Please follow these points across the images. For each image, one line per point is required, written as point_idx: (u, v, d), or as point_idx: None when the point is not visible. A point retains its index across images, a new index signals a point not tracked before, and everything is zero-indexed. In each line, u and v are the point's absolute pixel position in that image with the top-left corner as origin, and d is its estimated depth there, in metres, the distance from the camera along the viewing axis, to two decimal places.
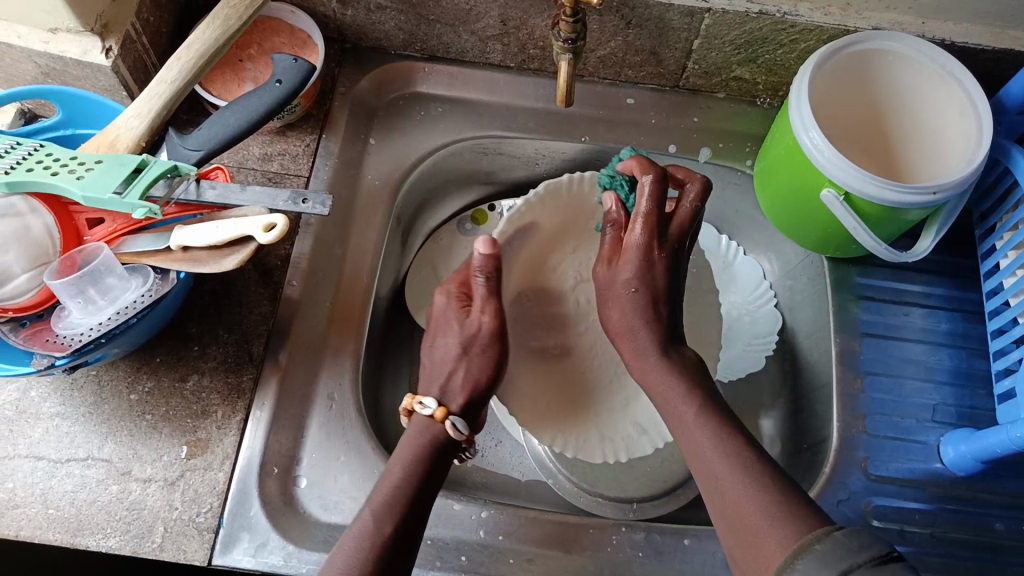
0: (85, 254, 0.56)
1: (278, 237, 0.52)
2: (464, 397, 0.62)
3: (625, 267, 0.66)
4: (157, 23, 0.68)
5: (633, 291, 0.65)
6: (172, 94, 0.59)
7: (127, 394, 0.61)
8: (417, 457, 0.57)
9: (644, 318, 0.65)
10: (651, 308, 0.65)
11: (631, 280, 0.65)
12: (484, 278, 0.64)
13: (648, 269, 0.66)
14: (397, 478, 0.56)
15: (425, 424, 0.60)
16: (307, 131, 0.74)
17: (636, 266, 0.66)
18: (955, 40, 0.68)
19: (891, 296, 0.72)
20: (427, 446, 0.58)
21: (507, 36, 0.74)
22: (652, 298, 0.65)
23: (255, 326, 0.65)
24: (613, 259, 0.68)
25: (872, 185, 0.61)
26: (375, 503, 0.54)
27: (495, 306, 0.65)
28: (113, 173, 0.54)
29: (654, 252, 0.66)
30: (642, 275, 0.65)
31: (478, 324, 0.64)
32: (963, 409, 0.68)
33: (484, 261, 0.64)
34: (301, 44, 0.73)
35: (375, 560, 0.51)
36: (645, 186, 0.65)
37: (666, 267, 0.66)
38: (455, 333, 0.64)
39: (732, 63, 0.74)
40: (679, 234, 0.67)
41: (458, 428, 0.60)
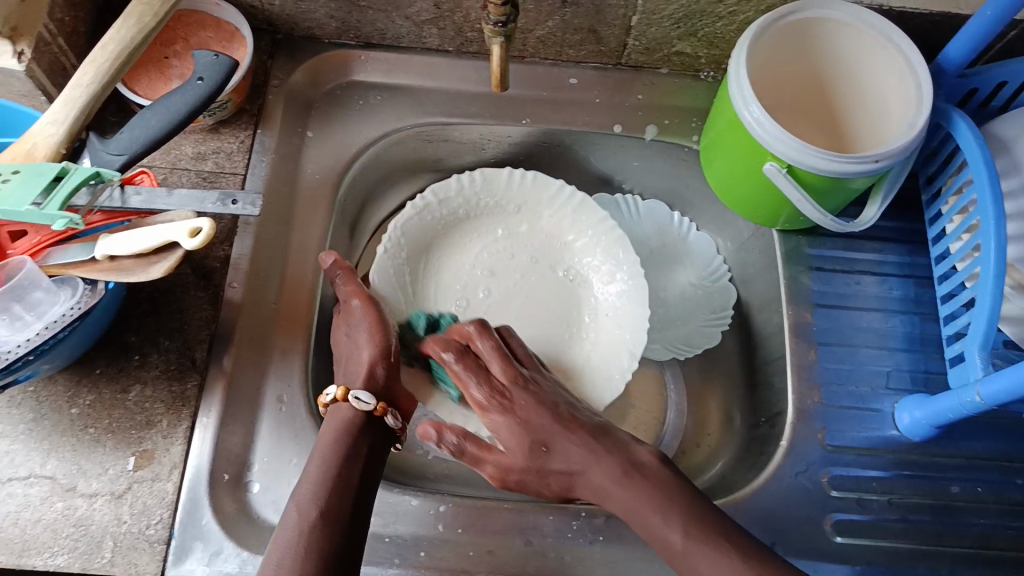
0: (8, 269, 0.54)
1: (203, 241, 0.50)
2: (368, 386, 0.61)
3: (506, 442, 0.59)
4: (74, 23, 0.65)
5: (530, 462, 0.58)
6: (92, 97, 0.57)
7: (67, 409, 0.60)
8: (332, 443, 0.56)
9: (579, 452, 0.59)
10: (573, 441, 0.59)
11: (530, 440, 0.59)
12: (336, 273, 0.64)
13: (511, 434, 0.59)
14: (316, 472, 0.54)
15: (334, 411, 0.59)
16: (240, 127, 0.71)
17: (509, 440, 0.59)
18: (894, 5, 0.67)
19: (842, 265, 0.72)
20: (340, 435, 0.57)
21: (442, 20, 0.72)
22: (544, 443, 0.59)
23: (196, 331, 0.64)
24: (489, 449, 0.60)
25: (811, 157, 0.61)
26: (296, 495, 0.53)
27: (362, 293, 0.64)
28: (31, 184, 0.52)
29: (534, 445, 0.59)
30: (519, 434, 0.59)
31: (352, 310, 0.64)
32: (917, 374, 0.69)
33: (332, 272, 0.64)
34: (229, 38, 0.71)
35: (306, 550, 0.49)
36: (482, 342, 0.63)
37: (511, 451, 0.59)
38: (342, 324, 0.64)
39: (672, 38, 0.73)
40: (508, 379, 0.61)
41: (362, 400, 0.58)
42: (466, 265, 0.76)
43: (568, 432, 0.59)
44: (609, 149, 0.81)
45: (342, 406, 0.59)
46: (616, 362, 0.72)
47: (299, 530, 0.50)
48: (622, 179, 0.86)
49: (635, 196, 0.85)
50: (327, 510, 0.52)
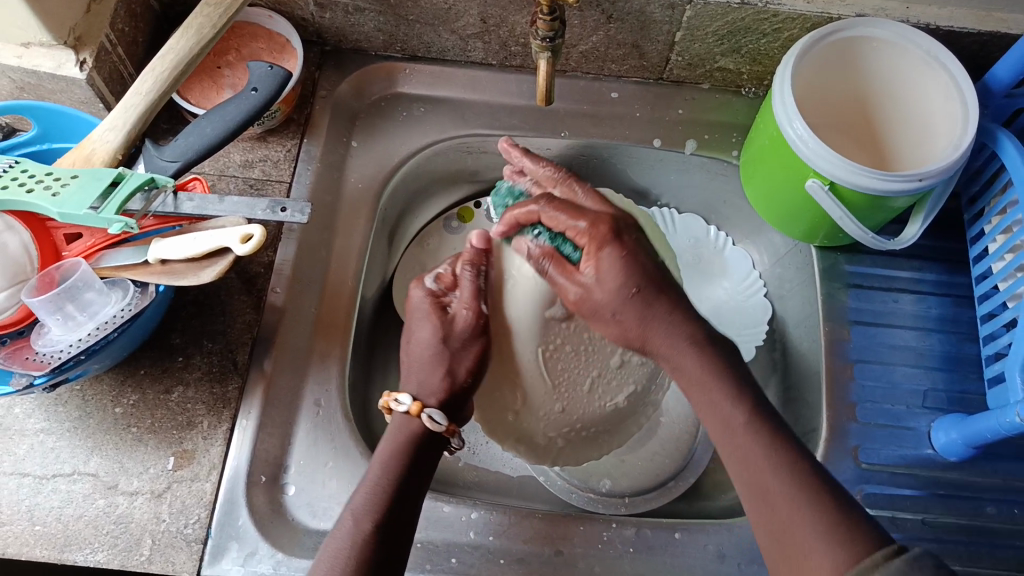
0: (63, 270, 0.56)
1: (255, 246, 0.52)
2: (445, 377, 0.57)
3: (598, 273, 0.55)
4: (132, 33, 0.67)
5: (636, 293, 0.55)
6: (149, 105, 0.59)
7: (111, 408, 0.61)
8: (398, 453, 0.54)
9: (646, 307, 0.55)
10: (653, 297, 0.55)
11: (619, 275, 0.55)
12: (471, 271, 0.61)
13: (630, 268, 0.55)
14: (374, 478, 0.53)
15: (403, 421, 0.56)
16: (288, 136, 0.73)
17: (593, 268, 0.56)
18: (940, 24, 0.67)
19: (880, 282, 0.72)
20: (399, 443, 0.55)
21: (488, 34, 0.73)
22: (635, 286, 0.55)
23: (239, 335, 0.65)
24: (574, 276, 0.57)
25: (854, 174, 0.61)
26: (352, 503, 0.52)
27: (481, 304, 0.60)
28: (88, 188, 0.54)
29: (622, 239, 0.56)
30: (624, 267, 0.55)
31: (458, 319, 0.59)
32: (953, 394, 0.68)
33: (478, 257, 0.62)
34: (279, 49, 0.73)
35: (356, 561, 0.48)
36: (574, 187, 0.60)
37: (637, 244, 0.57)
38: (429, 326, 0.59)
39: (715, 54, 0.74)
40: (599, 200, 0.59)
41: (435, 420, 0.55)
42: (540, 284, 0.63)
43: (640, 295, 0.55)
44: (647, 163, 0.82)
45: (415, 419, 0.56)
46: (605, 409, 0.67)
47: (353, 538, 0.49)
48: (659, 194, 0.86)
49: (671, 210, 0.84)
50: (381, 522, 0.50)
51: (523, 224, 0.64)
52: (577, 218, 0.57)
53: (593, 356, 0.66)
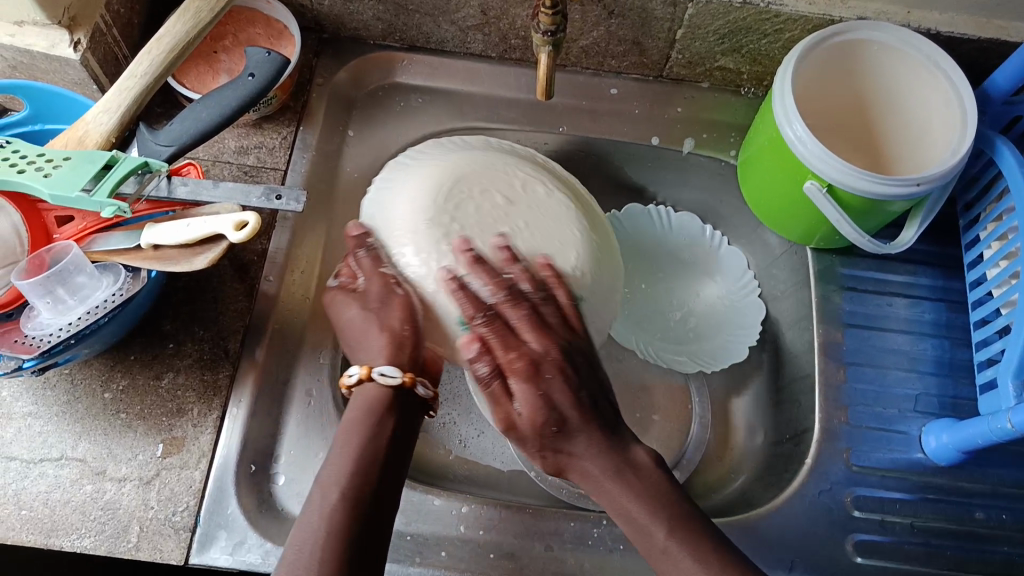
0: (54, 253, 0.55)
1: (250, 235, 0.51)
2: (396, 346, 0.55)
3: (524, 392, 0.52)
4: (128, 14, 0.66)
5: (535, 368, 0.53)
6: (144, 88, 0.58)
7: (101, 393, 0.61)
8: (361, 422, 0.52)
9: (559, 384, 0.53)
10: (552, 378, 0.53)
11: (541, 388, 0.52)
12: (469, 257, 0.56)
13: (545, 401, 0.52)
14: (345, 447, 0.51)
15: (360, 392, 0.54)
16: (283, 124, 0.72)
17: (532, 336, 0.54)
18: (941, 30, 0.68)
19: (874, 286, 0.72)
20: (364, 415, 0.53)
21: (488, 26, 0.72)
22: (556, 419, 0.52)
23: (231, 322, 0.64)
24: (502, 352, 0.53)
25: (854, 177, 0.61)
26: (322, 475, 0.50)
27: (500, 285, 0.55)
28: (80, 170, 0.53)
29: (542, 373, 0.53)
30: (542, 403, 0.52)
31: (474, 295, 0.55)
32: (945, 398, 0.68)
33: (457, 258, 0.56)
34: (277, 35, 0.72)
35: (332, 540, 0.46)
36: (478, 270, 0.55)
37: (567, 386, 0.53)
38: (351, 306, 0.57)
39: (715, 53, 0.74)
40: (574, 312, 0.57)
41: (423, 389, 0.55)
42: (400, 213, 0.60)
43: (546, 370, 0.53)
44: (644, 161, 0.81)
45: (368, 384, 0.54)
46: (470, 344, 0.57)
47: (323, 513, 0.47)
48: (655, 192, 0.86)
49: (667, 208, 0.82)
50: (350, 492, 0.49)
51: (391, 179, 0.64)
52: (501, 289, 0.55)
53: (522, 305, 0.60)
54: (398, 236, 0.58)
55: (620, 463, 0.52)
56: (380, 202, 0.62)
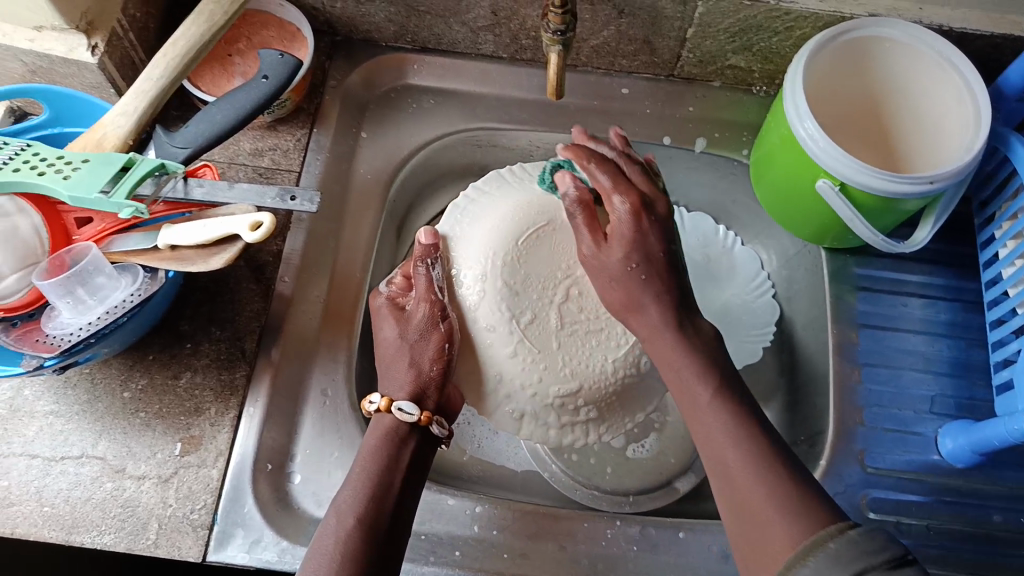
0: (74, 253, 0.56)
1: (264, 234, 0.52)
2: (414, 375, 0.57)
3: (610, 246, 0.57)
4: (144, 19, 0.67)
5: (644, 278, 0.56)
6: (160, 90, 0.59)
7: (120, 392, 0.62)
8: (376, 451, 0.54)
9: (647, 289, 0.56)
10: (657, 273, 0.57)
11: (642, 252, 0.56)
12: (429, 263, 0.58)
13: (653, 261, 0.57)
14: (356, 474, 0.53)
15: (376, 419, 0.56)
16: (298, 126, 0.73)
17: (618, 241, 0.57)
18: (954, 26, 0.68)
19: (889, 286, 0.73)
20: (380, 445, 0.55)
21: (499, 27, 0.73)
22: (637, 263, 0.56)
23: (247, 322, 0.65)
24: (599, 240, 0.57)
25: (877, 179, 0.61)
26: (336, 500, 0.52)
27: (435, 295, 0.58)
28: (99, 172, 0.54)
29: (650, 214, 0.58)
30: (637, 246, 0.56)
31: (415, 314, 0.58)
32: (961, 400, 0.69)
33: (427, 253, 0.58)
34: (290, 38, 0.73)
35: (345, 558, 0.49)
36: (590, 167, 0.59)
37: (660, 232, 0.58)
38: (392, 325, 0.59)
39: (726, 51, 0.74)
40: (655, 199, 0.60)
41: (406, 411, 0.55)
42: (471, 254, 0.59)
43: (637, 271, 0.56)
44: (656, 160, 0.82)
45: (388, 416, 0.56)
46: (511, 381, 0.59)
47: (338, 536, 0.49)
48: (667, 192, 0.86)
49: (680, 209, 0.84)
50: (364, 516, 0.51)
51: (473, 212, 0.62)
52: (613, 193, 0.58)
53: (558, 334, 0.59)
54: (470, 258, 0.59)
55: (683, 321, 0.57)
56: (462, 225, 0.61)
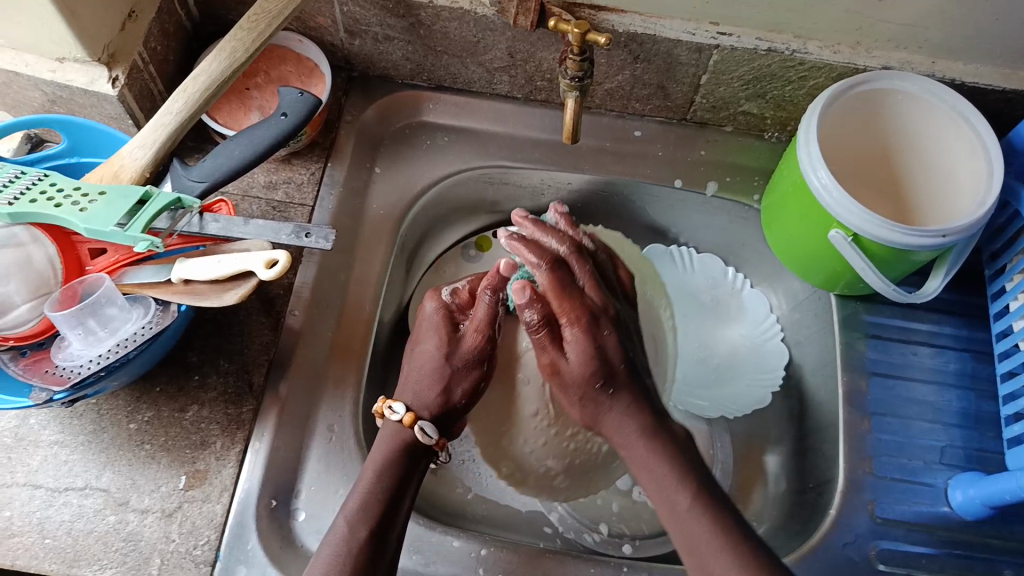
0: (86, 285, 0.56)
1: (280, 272, 0.52)
2: (443, 400, 0.60)
3: (574, 353, 0.58)
4: (164, 52, 0.68)
5: (600, 386, 0.58)
6: (180, 124, 0.59)
7: (126, 424, 0.61)
8: (386, 464, 0.57)
9: (607, 395, 0.59)
10: (620, 384, 0.59)
11: (592, 363, 0.58)
12: (489, 294, 0.61)
13: (596, 405, 0.59)
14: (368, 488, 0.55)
15: (396, 429, 0.59)
16: (313, 160, 0.74)
17: (572, 351, 0.58)
18: (965, 80, 0.69)
19: (898, 334, 0.73)
20: (397, 460, 0.57)
21: (515, 68, 0.74)
22: (601, 378, 0.58)
23: (256, 356, 0.65)
24: (563, 346, 0.59)
25: (899, 235, 0.61)
26: (348, 509, 0.54)
27: (489, 329, 0.61)
28: (115, 206, 0.54)
29: (600, 328, 0.59)
30: (594, 356, 0.58)
31: (465, 340, 0.61)
32: (970, 451, 0.69)
33: (502, 282, 0.60)
34: (308, 74, 0.74)
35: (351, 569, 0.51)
36: (575, 267, 0.62)
37: (618, 342, 0.60)
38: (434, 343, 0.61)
39: (739, 98, 0.75)
40: (602, 304, 0.61)
41: (428, 433, 0.58)
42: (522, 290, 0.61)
43: (599, 389, 0.58)
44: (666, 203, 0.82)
45: (406, 429, 0.58)
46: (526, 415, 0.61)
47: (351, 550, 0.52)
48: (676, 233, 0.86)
49: (689, 249, 0.84)
50: (376, 531, 0.53)
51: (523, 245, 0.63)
52: (573, 301, 0.59)
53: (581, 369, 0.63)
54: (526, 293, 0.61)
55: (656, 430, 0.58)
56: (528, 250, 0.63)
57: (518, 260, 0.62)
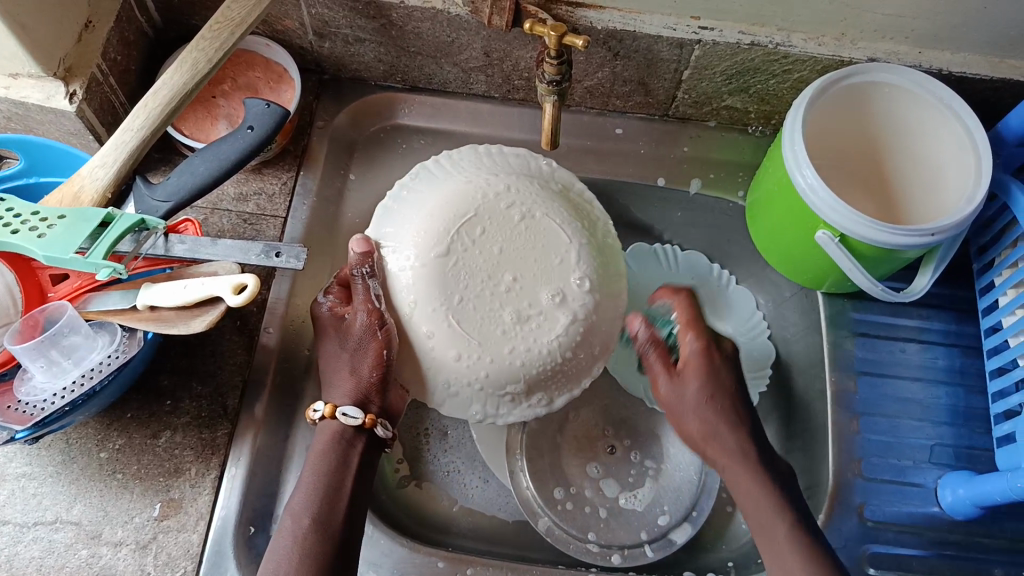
0: (48, 313, 0.53)
1: (248, 298, 0.49)
2: (355, 383, 0.59)
3: (680, 387, 0.59)
4: (124, 61, 0.65)
5: (722, 425, 0.58)
6: (140, 142, 0.56)
7: (96, 453, 0.59)
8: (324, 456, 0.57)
9: (727, 425, 0.58)
10: (744, 415, 0.59)
11: (700, 417, 0.59)
12: (362, 273, 0.59)
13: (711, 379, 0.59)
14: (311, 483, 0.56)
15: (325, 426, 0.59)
16: (284, 168, 0.71)
17: (694, 380, 0.59)
18: (953, 70, 0.67)
19: (885, 330, 0.72)
20: (332, 447, 0.57)
21: (491, 67, 0.71)
22: (715, 398, 0.59)
23: (230, 377, 0.63)
24: (672, 373, 0.60)
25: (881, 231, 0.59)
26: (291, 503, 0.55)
27: (375, 306, 0.58)
28: (75, 230, 0.52)
29: (716, 360, 0.59)
30: (711, 411, 0.58)
31: (355, 322, 0.59)
32: (960, 449, 0.68)
33: (359, 262, 0.59)
34: (277, 79, 0.71)
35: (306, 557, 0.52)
36: (686, 336, 0.60)
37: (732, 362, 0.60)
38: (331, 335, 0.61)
39: (723, 93, 0.73)
40: (731, 343, 0.61)
41: (349, 415, 0.57)
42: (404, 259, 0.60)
43: (725, 417, 0.58)
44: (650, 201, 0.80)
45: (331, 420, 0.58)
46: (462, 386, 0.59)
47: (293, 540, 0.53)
48: None
49: (673, 245, 0.78)
50: (319, 518, 0.54)
51: (391, 218, 0.62)
52: (688, 337, 0.60)
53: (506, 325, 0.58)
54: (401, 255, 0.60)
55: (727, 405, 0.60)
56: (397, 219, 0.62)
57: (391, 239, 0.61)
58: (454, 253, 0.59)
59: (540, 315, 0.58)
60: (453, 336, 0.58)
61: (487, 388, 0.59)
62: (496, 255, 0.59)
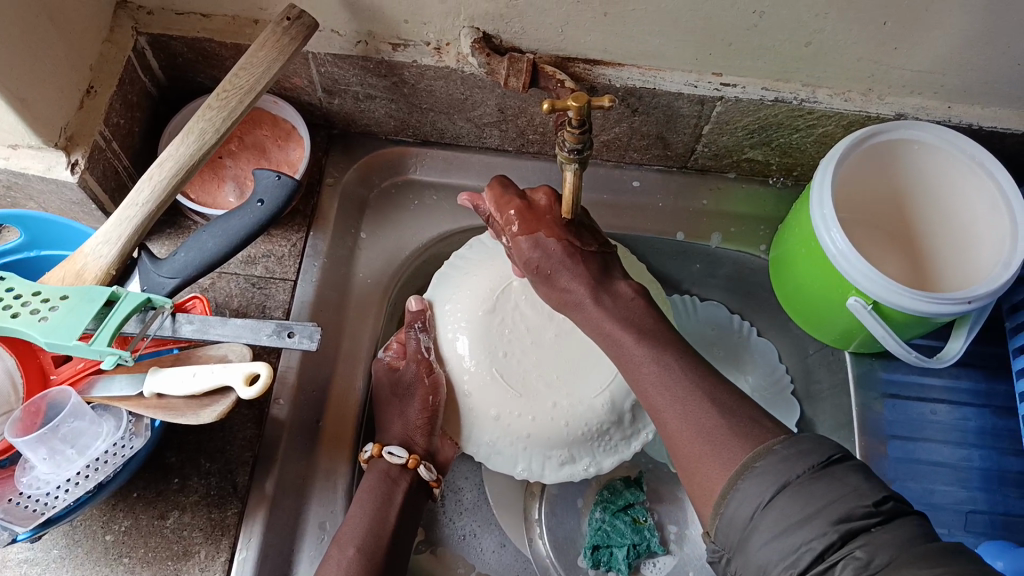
0: (51, 399, 0.51)
1: (262, 389, 0.47)
2: (404, 429, 0.61)
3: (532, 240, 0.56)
4: (128, 124, 0.63)
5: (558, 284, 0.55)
6: (147, 216, 0.54)
7: (102, 536, 0.57)
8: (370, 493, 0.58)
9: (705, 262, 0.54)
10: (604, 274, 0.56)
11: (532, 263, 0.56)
12: (417, 330, 0.62)
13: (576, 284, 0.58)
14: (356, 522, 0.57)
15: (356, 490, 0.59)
16: (293, 229, 0.69)
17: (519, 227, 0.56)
18: (983, 125, 0.65)
19: (915, 392, 0.69)
20: (377, 486, 0.59)
21: (505, 123, 0.69)
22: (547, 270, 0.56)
23: (240, 453, 0.60)
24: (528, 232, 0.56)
25: (918, 301, 0.57)
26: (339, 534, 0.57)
27: (428, 358, 0.61)
28: (78, 314, 0.49)
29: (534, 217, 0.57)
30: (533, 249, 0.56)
31: (405, 374, 0.61)
32: (996, 516, 0.65)
33: (414, 320, 0.62)
34: (285, 136, 0.69)
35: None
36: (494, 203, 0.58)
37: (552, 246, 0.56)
38: (386, 390, 0.62)
39: (744, 146, 0.71)
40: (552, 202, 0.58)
41: (394, 454, 0.60)
42: (451, 312, 0.61)
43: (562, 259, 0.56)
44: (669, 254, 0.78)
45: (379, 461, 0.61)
46: (500, 450, 0.60)
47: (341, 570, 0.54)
48: None
49: (692, 295, 0.76)
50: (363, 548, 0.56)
51: (444, 282, 0.64)
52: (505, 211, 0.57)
53: (548, 380, 0.58)
54: (449, 313, 0.61)
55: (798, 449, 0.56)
56: (449, 281, 0.64)
57: (441, 296, 0.63)
58: (500, 311, 0.59)
59: (585, 373, 0.59)
60: (500, 389, 0.58)
61: (533, 445, 0.59)
62: (543, 313, 0.59)
